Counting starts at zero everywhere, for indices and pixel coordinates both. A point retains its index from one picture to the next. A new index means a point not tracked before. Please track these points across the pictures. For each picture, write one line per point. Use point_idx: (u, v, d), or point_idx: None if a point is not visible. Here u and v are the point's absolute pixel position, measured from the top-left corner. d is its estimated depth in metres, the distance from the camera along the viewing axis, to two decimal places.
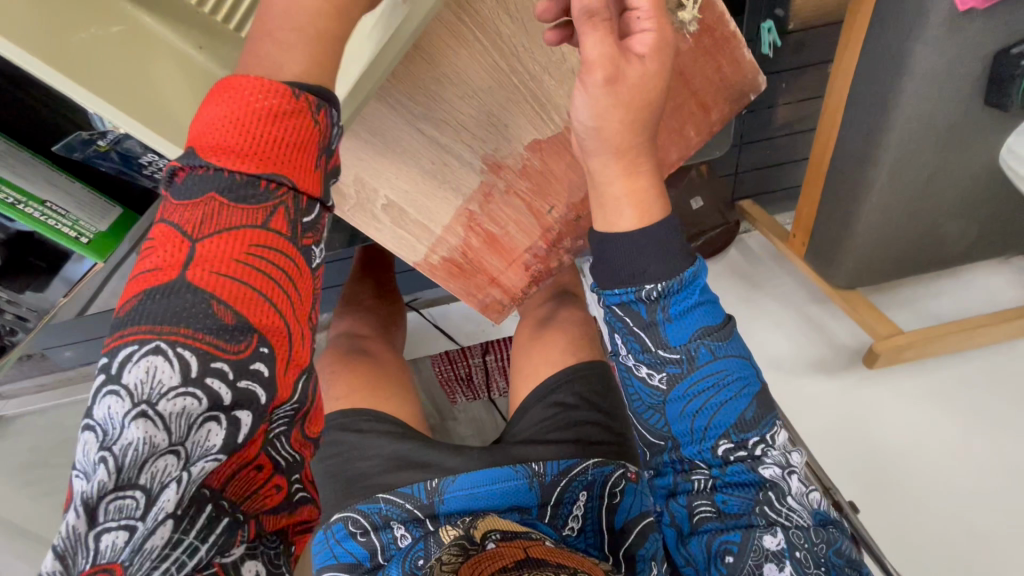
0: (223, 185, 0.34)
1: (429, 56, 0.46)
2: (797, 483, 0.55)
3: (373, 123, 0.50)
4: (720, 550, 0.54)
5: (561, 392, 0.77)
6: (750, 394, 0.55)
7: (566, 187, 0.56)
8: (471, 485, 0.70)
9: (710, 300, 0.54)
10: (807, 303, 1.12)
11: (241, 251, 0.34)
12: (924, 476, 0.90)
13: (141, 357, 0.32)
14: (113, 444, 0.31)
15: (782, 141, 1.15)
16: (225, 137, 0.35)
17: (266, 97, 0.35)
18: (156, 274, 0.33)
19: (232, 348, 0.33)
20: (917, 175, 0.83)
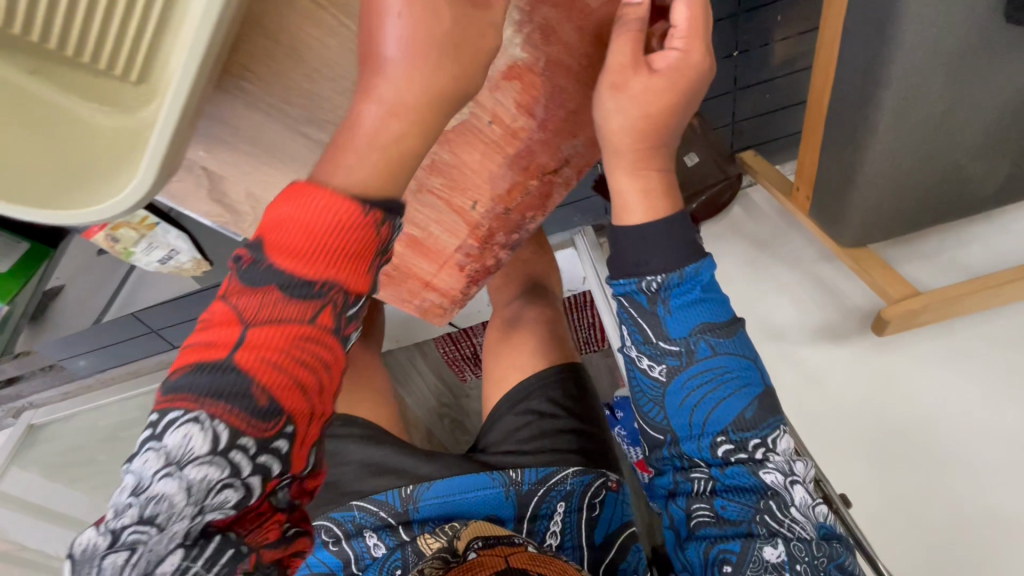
0: (280, 284, 0.34)
1: (290, 48, 0.41)
2: (801, 493, 0.53)
3: (255, 133, 0.47)
4: (718, 559, 0.54)
5: (535, 398, 0.72)
6: (751, 395, 0.54)
7: (486, 179, 0.51)
8: (447, 491, 0.66)
9: (715, 297, 0.55)
10: (815, 263, 1.02)
11: (285, 342, 0.35)
12: (942, 448, 0.83)
13: (181, 423, 0.33)
14: (141, 492, 0.33)
15: (782, 82, 1.02)
16: (291, 241, 0.34)
17: (333, 212, 0.34)
18: (207, 349, 0.34)
19: (258, 428, 0.34)
20: (928, 116, 0.71)
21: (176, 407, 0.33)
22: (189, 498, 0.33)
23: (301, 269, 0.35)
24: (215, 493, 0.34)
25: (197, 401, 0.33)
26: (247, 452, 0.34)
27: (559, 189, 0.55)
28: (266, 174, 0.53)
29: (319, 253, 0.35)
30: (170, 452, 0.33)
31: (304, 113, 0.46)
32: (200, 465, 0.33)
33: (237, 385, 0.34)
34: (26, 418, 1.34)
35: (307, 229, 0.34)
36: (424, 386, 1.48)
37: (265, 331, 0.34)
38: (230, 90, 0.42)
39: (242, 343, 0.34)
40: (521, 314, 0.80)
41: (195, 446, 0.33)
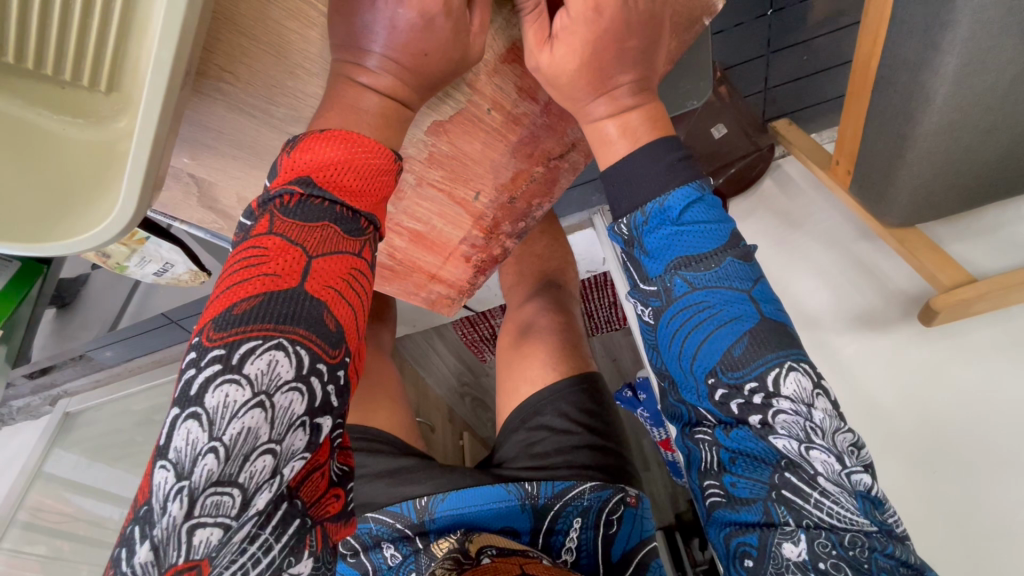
0: (337, 216, 0.34)
1: (271, 44, 0.37)
2: (825, 459, 0.39)
3: (240, 137, 0.43)
4: (737, 552, 0.42)
5: (546, 413, 0.66)
6: (738, 331, 0.41)
7: (489, 169, 0.49)
8: (464, 503, 0.61)
9: (700, 227, 0.43)
10: (854, 240, 0.94)
11: (345, 271, 0.34)
12: (989, 450, 0.77)
13: (264, 351, 0.30)
14: (222, 434, 0.28)
15: (821, 43, 0.95)
16: (340, 176, 0.34)
17: (373, 155, 0.36)
18: (274, 281, 0.32)
19: (333, 353, 0.32)
20: (997, 81, 0.62)
21: (252, 337, 0.30)
22: (273, 432, 0.30)
23: (352, 200, 0.35)
24: (294, 430, 0.30)
25: (276, 327, 0.30)
26: (322, 377, 0.32)
27: (567, 175, 0.53)
28: (258, 180, 0.49)
29: (366, 187, 0.35)
30: (258, 380, 0.29)
31: (290, 112, 0.42)
32: (287, 394, 0.30)
33: (312, 313, 0.32)
34: (61, 405, 1.27)
35: (355, 165, 0.35)
36: (444, 366, 1.46)
37: (328, 262, 0.33)
38: (209, 92, 0.39)
39: (307, 272, 0.32)
40: (534, 320, 0.74)
41: (284, 371, 0.30)
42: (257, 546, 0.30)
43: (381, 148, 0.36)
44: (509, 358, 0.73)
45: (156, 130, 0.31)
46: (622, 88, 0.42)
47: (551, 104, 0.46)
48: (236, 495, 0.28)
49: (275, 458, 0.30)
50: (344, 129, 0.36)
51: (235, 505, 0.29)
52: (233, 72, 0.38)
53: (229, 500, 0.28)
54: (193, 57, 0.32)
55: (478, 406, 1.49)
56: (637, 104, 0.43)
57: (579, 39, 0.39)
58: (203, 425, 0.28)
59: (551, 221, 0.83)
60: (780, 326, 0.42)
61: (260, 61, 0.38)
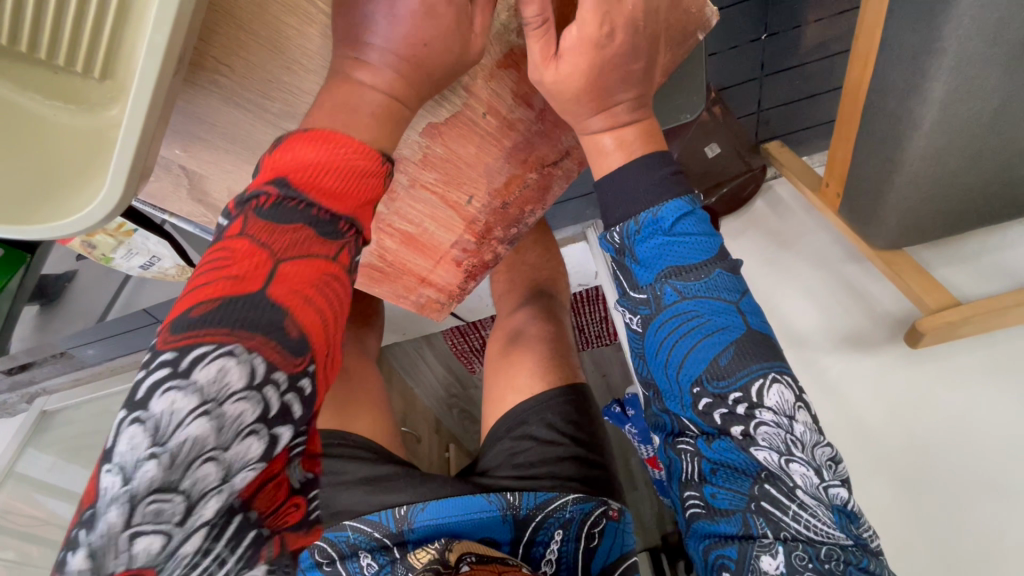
0: (311, 220, 0.33)
1: (269, 40, 0.37)
2: (804, 472, 0.40)
3: (234, 130, 0.43)
4: (715, 564, 0.42)
5: (530, 423, 0.65)
6: (726, 340, 0.42)
7: (482, 173, 0.49)
8: (443, 513, 0.60)
9: (692, 237, 0.43)
10: (842, 262, 0.96)
11: (316, 276, 0.33)
12: (968, 471, 0.78)
13: (212, 356, 0.29)
14: (166, 442, 0.27)
15: (813, 67, 0.97)
16: (319, 180, 0.34)
17: (357, 157, 0.35)
18: (234, 285, 0.31)
19: (292, 360, 0.31)
20: (981, 110, 0.63)
21: (202, 343, 0.29)
22: (221, 440, 0.28)
23: (330, 203, 0.34)
24: (244, 440, 0.29)
25: (230, 332, 0.30)
26: (277, 387, 0.30)
27: (560, 182, 0.53)
28: (251, 173, 0.48)
29: (347, 193, 0.35)
30: (204, 389, 0.29)
31: (286, 107, 0.42)
32: (237, 404, 0.29)
33: (272, 318, 0.31)
34: (39, 403, 1.25)
35: (336, 168, 0.34)
36: (432, 377, 1.45)
37: (296, 266, 0.33)
38: (204, 85, 0.39)
39: (271, 277, 0.32)
40: (523, 329, 0.74)
41: (233, 379, 0.29)
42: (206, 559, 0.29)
43: (368, 148, 0.35)
44: (495, 367, 0.72)
45: (146, 122, 0.31)
46: (621, 106, 0.43)
47: (546, 110, 0.47)
48: (180, 503, 0.27)
49: (223, 468, 0.29)
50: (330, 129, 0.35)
51: (179, 514, 0.27)
52: (227, 64, 0.38)
53: (172, 508, 0.27)
54: (188, 45, 0.32)
55: (466, 417, 1.47)
56: (635, 120, 0.44)
57: (576, 48, 0.39)
58: (147, 430, 0.27)
59: (543, 230, 0.83)
60: (767, 339, 0.43)
61: (257, 56, 0.38)
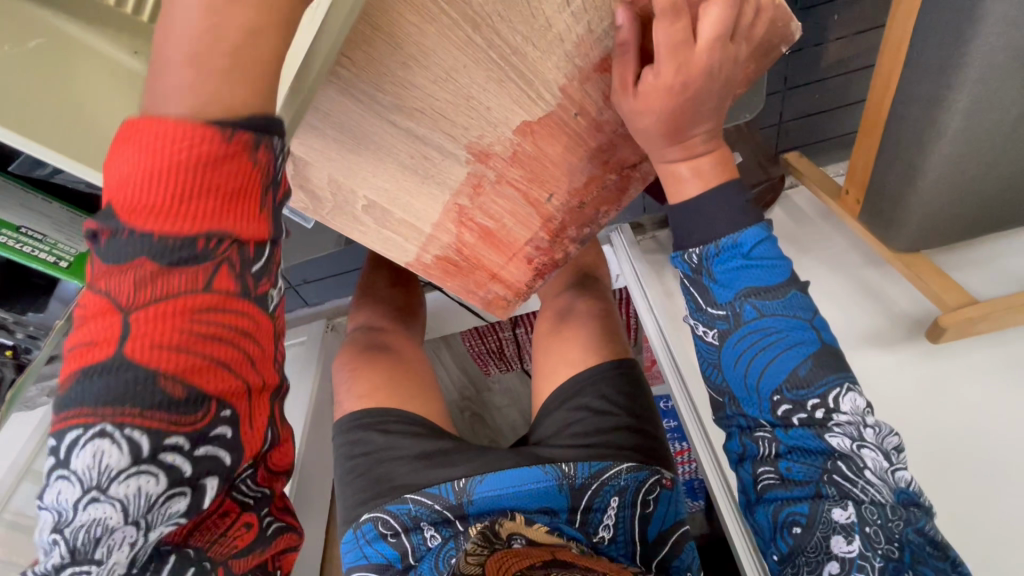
0: (155, 250, 0.32)
1: (387, 30, 0.39)
2: (874, 456, 0.47)
3: (345, 121, 0.45)
4: (786, 521, 0.49)
5: (586, 394, 0.68)
6: (803, 353, 0.49)
7: (566, 171, 0.52)
8: (501, 485, 0.62)
9: (767, 261, 0.50)
10: (860, 266, 1.01)
11: (184, 317, 0.33)
12: (990, 461, 0.81)
13: (87, 441, 0.31)
14: (65, 527, 0.32)
15: (833, 83, 1.02)
16: (184, 185, 0.31)
17: (182, 146, 0.31)
18: (93, 350, 0.32)
19: (189, 421, 0.33)
20: (1001, 120, 0.69)
21: (72, 425, 0.32)
22: (125, 518, 0.32)
23: (175, 223, 0.32)
24: (161, 506, 0.34)
25: (94, 414, 0.32)
26: (183, 451, 0.34)
27: (637, 184, 0.57)
28: (356, 163, 0.49)
29: (186, 200, 0.32)
30: (86, 476, 0.32)
31: (395, 101, 0.44)
32: (124, 483, 0.32)
33: (142, 382, 0.32)
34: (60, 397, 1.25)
35: (195, 169, 0.31)
36: (448, 379, 1.45)
37: (145, 318, 0.32)
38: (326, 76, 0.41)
39: (120, 337, 0.32)
40: (573, 305, 0.78)
41: (115, 462, 0.32)
42: None
43: (196, 131, 0.31)
44: (545, 355, 0.75)
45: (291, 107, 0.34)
46: (697, 138, 0.48)
47: None
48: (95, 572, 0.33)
49: (140, 529, 0.33)
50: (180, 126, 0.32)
51: None
52: (347, 56, 0.40)
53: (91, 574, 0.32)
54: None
55: (476, 420, 1.43)
56: (707, 151, 0.49)
57: (670, 52, 0.42)
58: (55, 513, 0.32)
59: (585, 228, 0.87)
60: (835, 350, 0.50)
61: (375, 53, 0.40)
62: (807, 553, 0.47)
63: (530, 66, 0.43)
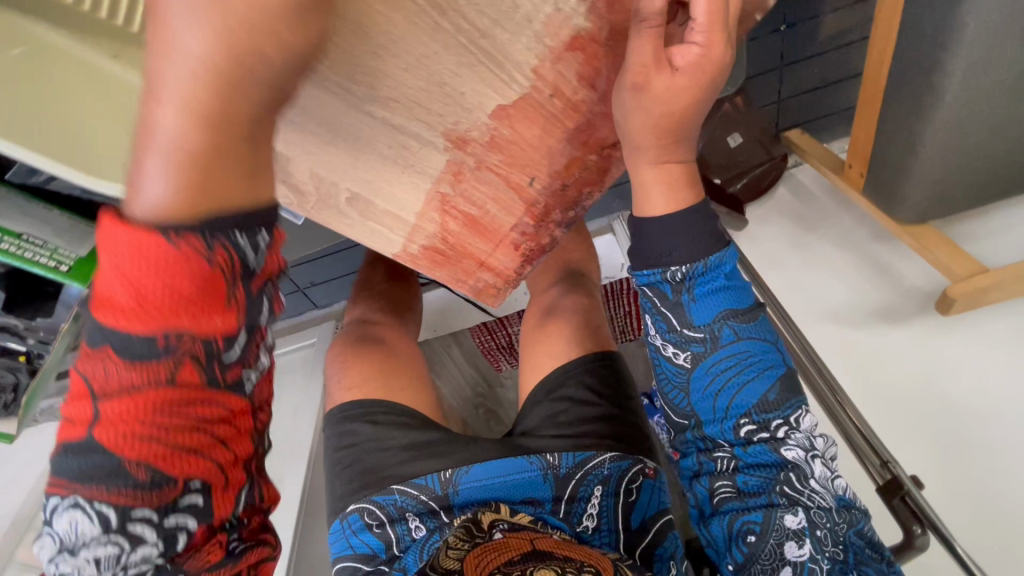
0: (119, 346, 0.31)
1: (357, 24, 0.39)
2: (819, 469, 0.53)
3: (320, 114, 0.46)
4: (741, 531, 0.52)
5: (568, 385, 0.69)
6: (772, 376, 0.54)
7: (545, 155, 0.52)
8: (488, 475, 0.63)
9: (739, 287, 0.54)
10: (868, 242, 0.99)
11: (148, 409, 0.32)
12: (997, 434, 0.80)
13: (63, 510, 0.32)
14: (51, 574, 0.33)
15: (830, 57, 0.99)
16: (148, 284, 0.30)
17: (153, 266, 0.30)
18: (74, 426, 0.32)
19: (152, 498, 0.33)
20: (1003, 80, 0.67)
21: (51, 493, 0.33)
22: (107, 572, 0.33)
23: (135, 321, 0.31)
24: (137, 553, 0.33)
25: (67, 484, 0.32)
26: (152, 522, 0.33)
27: (618, 164, 0.56)
28: (332, 158, 0.49)
29: (145, 302, 0.30)
30: (67, 537, 0.32)
31: (369, 91, 0.44)
32: (94, 548, 0.33)
33: (105, 466, 0.32)
34: None
35: (149, 282, 0.30)
36: (458, 374, 1.41)
37: (117, 401, 0.32)
38: (299, 70, 0.42)
39: (94, 417, 0.32)
40: (558, 302, 0.78)
41: (88, 530, 0.32)
42: None
43: (157, 250, 0.29)
44: (534, 339, 0.75)
45: None
46: (673, 115, 0.48)
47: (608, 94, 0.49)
48: None
49: None
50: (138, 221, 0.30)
51: None
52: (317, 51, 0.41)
53: None
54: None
55: (490, 417, 1.35)
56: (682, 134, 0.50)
57: None
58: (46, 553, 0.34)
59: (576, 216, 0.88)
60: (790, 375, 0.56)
61: (344, 47, 0.41)
62: (762, 560, 0.51)
63: (500, 47, 0.43)
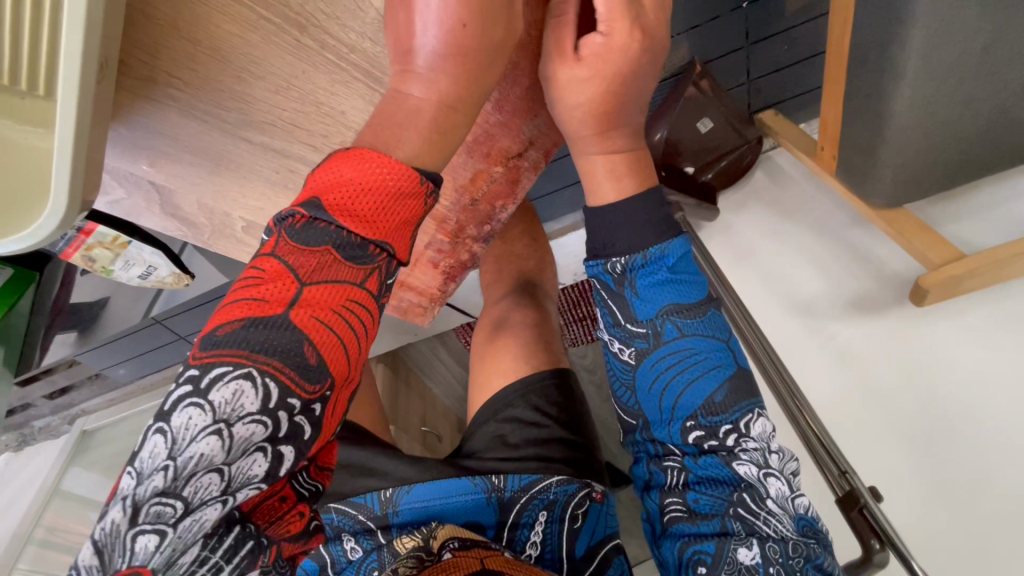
0: (338, 242, 0.33)
1: (212, 48, 0.37)
2: (779, 486, 0.44)
3: (196, 141, 0.44)
4: (690, 561, 0.44)
5: (516, 405, 0.66)
6: (720, 377, 0.45)
7: (447, 171, 0.50)
8: (428, 496, 0.61)
9: (689, 277, 0.46)
10: (846, 226, 0.93)
11: (336, 303, 0.33)
12: (985, 428, 0.75)
13: (232, 379, 0.30)
14: (177, 454, 0.29)
15: (800, 32, 0.91)
16: (359, 202, 0.34)
17: (393, 177, 0.34)
18: (260, 306, 0.32)
19: (309, 389, 0.32)
20: (965, 52, 0.62)
21: (225, 362, 0.30)
22: (226, 458, 0.30)
23: (365, 229, 0.34)
24: (249, 455, 0.31)
25: (250, 356, 0.31)
26: (294, 412, 0.31)
27: (529, 173, 0.53)
28: (221, 185, 0.49)
29: (379, 212, 0.34)
30: (220, 408, 0.30)
31: (242, 116, 0.42)
32: (248, 425, 0.30)
33: (290, 343, 0.31)
34: (78, 423, 1.32)
35: (377, 190, 0.34)
36: (449, 374, 1.40)
37: (320, 290, 0.33)
38: (160, 98, 0.39)
39: (294, 300, 0.32)
40: (508, 315, 0.74)
41: (248, 404, 0.30)
42: (206, 567, 0.32)
43: (405, 168, 0.34)
44: (483, 352, 0.73)
45: (75, 145, 0.32)
46: (579, 119, 0.45)
47: (503, 101, 0.46)
48: (178, 507, 0.30)
49: (224, 480, 0.30)
50: (371, 148, 0.35)
51: (177, 515, 0.30)
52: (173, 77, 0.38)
53: (170, 511, 0.30)
54: (110, 55, 0.32)
55: None
56: (595, 139, 0.46)
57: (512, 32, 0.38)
58: (167, 440, 0.29)
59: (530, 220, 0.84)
60: (749, 376, 0.47)
61: (201, 72, 0.38)
62: None
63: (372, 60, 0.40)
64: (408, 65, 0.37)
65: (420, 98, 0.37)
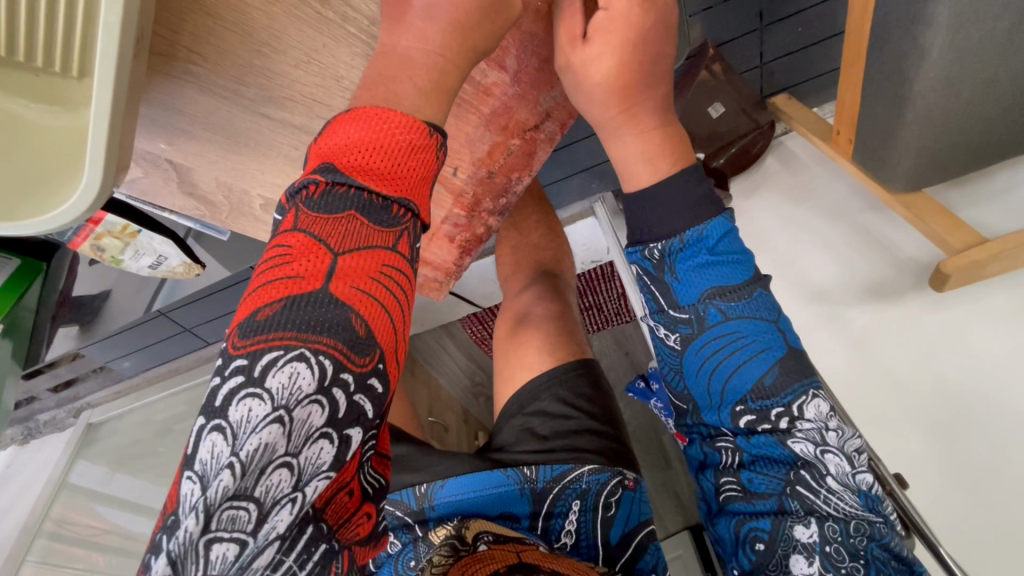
0: (361, 206, 0.32)
1: (235, 23, 0.36)
2: (838, 461, 0.43)
3: (212, 118, 0.42)
4: (747, 538, 0.45)
5: (543, 398, 0.66)
6: (771, 360, 0.43)
7: (465, 146, 0.49)
8: (463, 489, 0.61)
9: (733, 258, 0.44)
10: (862, 212, 0.92)
11: (373, 270, 0.32)
12: (1006, 413, 0.75)
13: (285, 362, 0.28)
14: (240, 449, 0.27)
15: (816, 12, 0.88)
16: (372, 161, 0.32)
17: (403, 131, 0.33)
18: (296, 283, 0.30)
19: (361, 361, 0.30)
20: (993, 30, 0.60)
21: (274, 347, 0.29)
22: (290, 446, 0.28)
23: (384, 188, 0.32)
24: (314, 443, 0.29)
25: (299, 336, 0.29)
26: (349, 389, 0.30)
27: (544, 148, 0.51)
28: (238, 161, 0.49)
29: (399, 170, 0.33)
30: (279, 394, 0.28)
31: (261, 92, 0.41)
32: (307, 407, 0.29)
33: (336, 317, 0.30)
34: (83, 416, 1.30)
35: (389, 148, 0.32)
36: (454, 366, 1.38)
37: (355, 259, 0.31)
38: (178, 75, 0.37)
39: (330, 273, 0.31)
40: (529, 310, 0.73)
41: (306, 385, 0.29)
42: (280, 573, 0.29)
43: (411, 120, 0.33)
44: (505, 342, 0.72)
45: (112, 118, 0.30)
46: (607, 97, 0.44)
47: (521, 73, 0.45)
48: (252, 509, 0.27)
49: (295, 473, 0.28)
50: (366, 106, 0.33)
51: (252, 519, 0.27)
52: (195, 54, 0.36)
53: (244, 514, 0.27)
54: (144, 28, 0.30)
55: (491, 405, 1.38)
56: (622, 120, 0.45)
57: None
58: (227, 437, 0.27)
59: (545, 209, 0.83)
60: (801, 354, 0.45)
61: (222, 48, 0.37)
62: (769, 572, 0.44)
63: None
64: (436, 43, 0.35)
65: (448, 62, 0.36)
